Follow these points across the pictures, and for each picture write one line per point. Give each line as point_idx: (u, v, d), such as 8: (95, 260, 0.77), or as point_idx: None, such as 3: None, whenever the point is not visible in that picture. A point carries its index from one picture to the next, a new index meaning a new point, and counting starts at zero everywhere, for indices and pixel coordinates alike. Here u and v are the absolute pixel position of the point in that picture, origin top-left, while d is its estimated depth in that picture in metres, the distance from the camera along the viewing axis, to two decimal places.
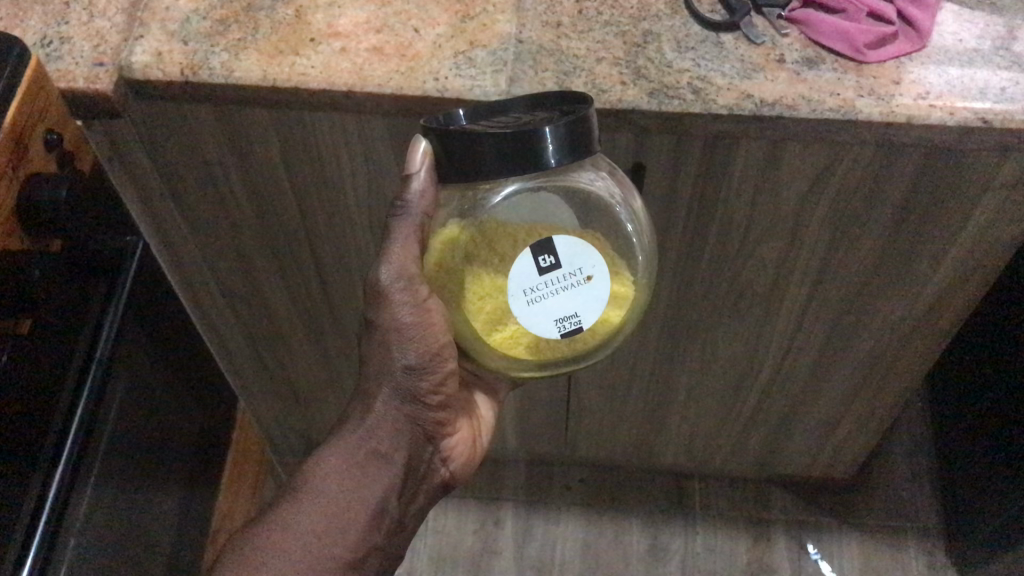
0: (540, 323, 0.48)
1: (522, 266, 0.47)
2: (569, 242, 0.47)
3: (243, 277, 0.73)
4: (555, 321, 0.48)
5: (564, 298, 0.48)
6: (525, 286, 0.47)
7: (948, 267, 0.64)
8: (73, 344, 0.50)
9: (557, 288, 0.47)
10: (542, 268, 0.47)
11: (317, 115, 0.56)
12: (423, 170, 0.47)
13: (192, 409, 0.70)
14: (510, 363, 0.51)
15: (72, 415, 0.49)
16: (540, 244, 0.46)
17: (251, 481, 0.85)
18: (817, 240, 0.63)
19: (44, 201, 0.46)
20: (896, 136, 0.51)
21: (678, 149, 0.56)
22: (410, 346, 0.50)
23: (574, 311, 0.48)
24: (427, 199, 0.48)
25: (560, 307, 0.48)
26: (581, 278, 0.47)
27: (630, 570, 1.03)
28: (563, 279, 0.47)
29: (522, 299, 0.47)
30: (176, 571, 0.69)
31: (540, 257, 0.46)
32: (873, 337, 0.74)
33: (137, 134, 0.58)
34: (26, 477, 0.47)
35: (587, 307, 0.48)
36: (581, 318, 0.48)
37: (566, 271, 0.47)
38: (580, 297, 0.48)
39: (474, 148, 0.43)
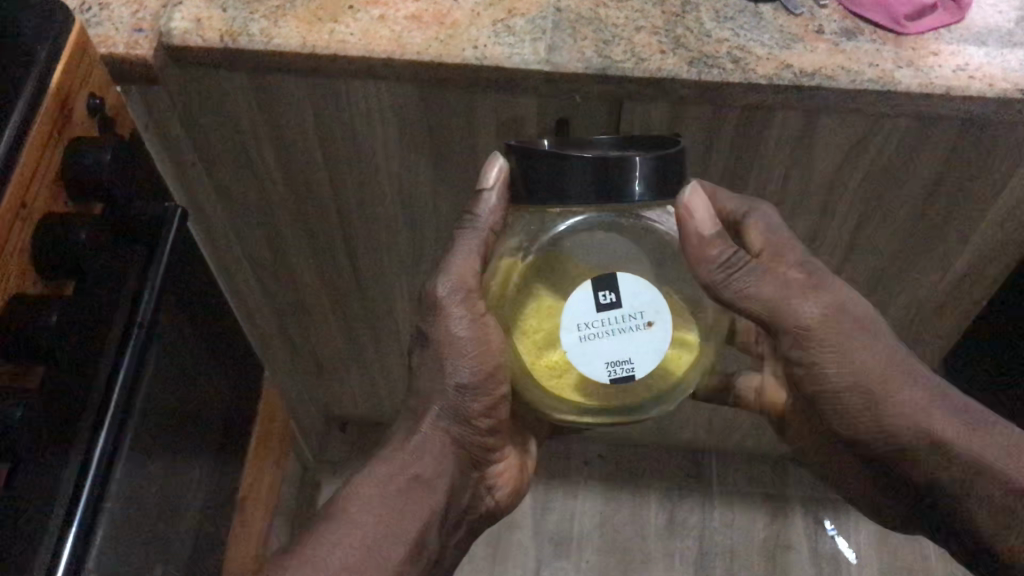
0: (591, 362, 0.50)
1: (583, 301, 0.49)
2: (632, 283, 0.49)
3: (272, 248, 0.73)
4: (606, 363, 0.50)
5: (620, 341, 0.50)
6: (582, 321, 0.49)
7: (977, 246, 0.65)
8: (115, 307, 0.50)
9: (614, 327, 0.49)
10: (601, 304, 0.49)
11: (353, 83, 0.56)
12: (499, 186, 0.52)
13: (222, 379, 0.70)
14: (557, 403, 0.52)
15: (114, 381, 0.50)
16: (602, 279, 0.49)
17: (275, 453, 0.86)
18: (847, 213, 0.64)
19: (85, 167, 0.47)
20: (934, 108, 0.51)
21: (715, 119, 0.56)
22: (465, 364, 0.53)
23: (629, 356, 0.50)
24: (496, 212, 0.53)
25: (613, 349, 0.50)
26: (641, 323, 0.50)
27: (648, 545, 1.04)
28: (621, 320, 0.49)
29: (576, 332, 0.50)
30: (205, 538, 0.70)
31: (600, 291, 0.49)
32: (899, 309, 0.74)
33: (173, 101, 0.58)
34: (72, 438, 0.47)
35: (641, 355, 0.50)
36: (634, 366, 0.50)
37: (626, 311, 0.49)
38: (637, 342, 0.50)
39: (560, 173, 0.47)
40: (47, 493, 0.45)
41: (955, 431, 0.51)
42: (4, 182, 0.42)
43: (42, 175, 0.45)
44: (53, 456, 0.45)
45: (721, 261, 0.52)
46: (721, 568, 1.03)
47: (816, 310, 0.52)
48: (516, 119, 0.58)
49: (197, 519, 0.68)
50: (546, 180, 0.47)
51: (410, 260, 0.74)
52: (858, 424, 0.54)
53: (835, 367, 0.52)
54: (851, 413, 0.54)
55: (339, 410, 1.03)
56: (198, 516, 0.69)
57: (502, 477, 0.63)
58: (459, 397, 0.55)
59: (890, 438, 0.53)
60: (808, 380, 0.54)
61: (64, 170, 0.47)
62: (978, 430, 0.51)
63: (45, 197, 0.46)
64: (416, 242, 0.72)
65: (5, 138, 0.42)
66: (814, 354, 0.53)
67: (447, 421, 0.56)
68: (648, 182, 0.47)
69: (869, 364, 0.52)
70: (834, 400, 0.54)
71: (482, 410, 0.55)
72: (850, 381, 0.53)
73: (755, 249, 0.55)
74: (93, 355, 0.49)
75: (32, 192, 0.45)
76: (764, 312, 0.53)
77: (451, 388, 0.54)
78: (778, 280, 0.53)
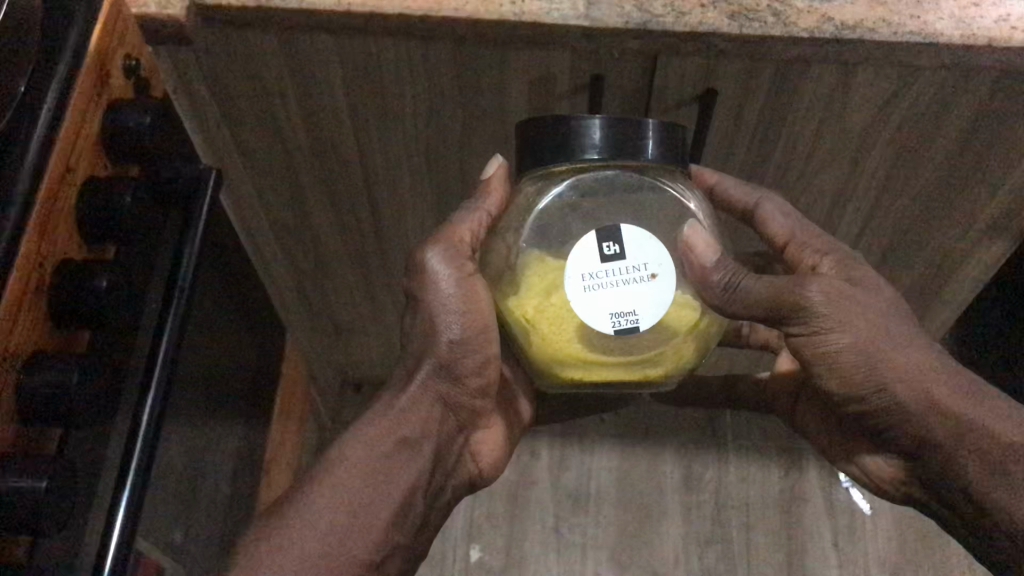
0: (595, 312, 0.50)
1: (588, 252, 0.50)
2: (635, 236, 0.50)
3: (295, 210, 0.73)
4: (610, 313, 0.50)
5: (624, 292, 0.50)
6: (587, 272, 0.50)
7: (1005, 197, 0.65)
8: (148, 285, 0.50)
9: (619, 278, 0.50)
10: (606, 255, 0.50)
11: (384, 43, 0.55)
12: (496, 177, 0.56)
13: (249, 345, 0.71)
14: (563, 359, 0.52)
15: (151, 372, 0.48)
16: (607, 230, 0.50)
17: (296, 416, 0.88)
18: (877, 166, 0.64)
19: (127, 129, 0.46)
20: (975, 58, 0.51)
21: (750, 73, 0.55)
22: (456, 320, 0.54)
23: (633, 308, 0.50)
24: (498, 199, 0.55)
25: (618, 300, 0.50)
26: (646, 275, 0.50)
27: (666, 500, 1.08)
28: (625, 272, 0.50)
29: (580, 282, 0.50)
30: (236, 499, 0.72)
31: (604, 244, 0.50)
32: (926, 255, 0.75)
33: (199, 61, 0.57)
34: (110, 425, 0.47)
35: (645, 307, 0.50)
36: (638, 318, 0.50)
37: (630, 264, 0.50)
38: (641, 294, 0.50)
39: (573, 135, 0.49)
40: (91, 472, 0.46)
41: (948, 391, 0.52)
42: (48, 148, 0.42)
43: (86, 138, 0.45)
44: (92, 442, 0.45)
45: (723, 283, 0.51)
46: (736, 519, 1.07)
47: (817, 294, 0.51)
48: (547, 75, 0.57)
49: (229, 479, 0.70)
50: (557, 138, 0.49)
51: (433, 219, 0.74)
52: (853, 381, 0.54)
53: (834, 334, 0.52)
54: (845, 372, 0.53)
55: (355, 368, 1.03)
56: (232, 475, 0.70)
57: (485, 443, 0.64)
58: (453, 352, 0.55)
59: (882, 390, 0.53)
60: (809, 347, 0.53)
61: (104, 133, 0.46)
62: (969, 393, 0.52)
63: (87, 160, 0.46)
64: (441, 202, 0.72)
65: (46, 103, 0.42)
66: (815, 322, 0.52)
67: (440, 383, 0.57)
68: (660, 141, 0.50)
69: (865, 324, 0.52)
70: (833, 363, 0.53)
71: (474, 368, 0.56)
72: (845, 343, 0.52)
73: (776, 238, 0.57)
74: (129, 333, 0.48)
75: (73, 158, 0.44)
76: (771, 309, 0.52)
77: (441, 345, 0.55)
78: (778, 282, 0.52)
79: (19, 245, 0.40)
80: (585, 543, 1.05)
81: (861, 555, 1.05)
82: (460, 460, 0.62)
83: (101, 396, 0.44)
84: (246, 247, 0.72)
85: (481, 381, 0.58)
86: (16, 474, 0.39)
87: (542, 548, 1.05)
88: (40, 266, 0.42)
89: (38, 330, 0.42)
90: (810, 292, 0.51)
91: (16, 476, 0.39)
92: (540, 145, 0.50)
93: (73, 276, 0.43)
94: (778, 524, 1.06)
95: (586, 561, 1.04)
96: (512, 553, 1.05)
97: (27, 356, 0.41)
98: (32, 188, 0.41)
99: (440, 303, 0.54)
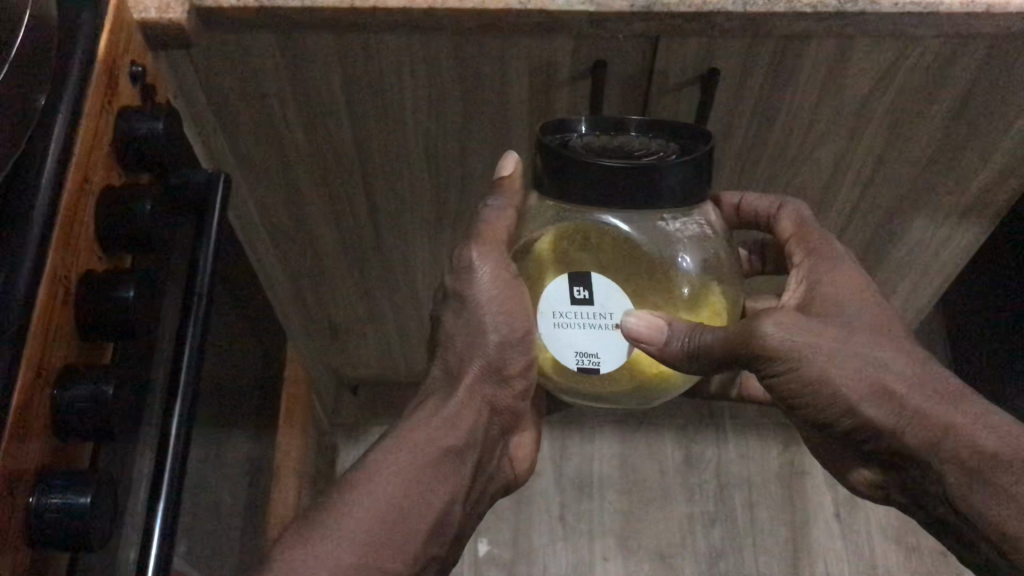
0: (562, 349, 0.54)
1: (561, 293, 0.53)
2: (607, 285, 0.53)
3: (292, 212, 0.73)
4: (575, 352, 0.54)
5: (589, 334, 0.54)
6: (558, 311, 0.54)
7: (997, 162, 0.66)
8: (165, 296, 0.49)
9: (584, 322, 0.53)
10: (575, 298, 0.53)
11: (382, 38, 0.55)
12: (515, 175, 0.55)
13: (253, 351, 0.71)
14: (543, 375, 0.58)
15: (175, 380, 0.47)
16: (578, 274, 0.53)
17: (297, 421, 0.88)
18: (872, 139, 0.65)
19: (139, 136, 0.46)
20: (974, 24, 0.51)
21: (751, 49, 0.56)
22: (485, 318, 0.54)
23: (595, 351, 0.54)
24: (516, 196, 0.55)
25: (583, 341, 0.54)
26: (610, 323, 0.53)
27: (667, 482, 1.11)
28: (590, 317, 0.53)
29: (551, 319, 0.54)
30: (245, 506, 0.72)
31: (575, 288, 0.53)
32: (918, 229, 0.76)
33: (195, 65, 0.57)
34: (136, 439, 0.46)
35: (608, 352, 0.54)
36: (600, 360, 0.54)
37: (597, 310, 0.53)
38: (604, 339, 0.54)
39: (590, 178, 0.48)
40: (124, 485, 0.45)
41: (921, 397, 0.50)
42: (66, 160, 0.42)
43: (101, 146, 0.45)
44: (123, 457, 0.45)
45: (686, 347, 0.52)
46: (740, 498, 1.10)
47: (775, 330, 0.51)
48: (550, 63, 0.57)
49: (240, 485, 0.70)
50: (577, 185, 0.48)
51: (432, 215, 0.74)
52: (815, 404, 0.53)
53: (801, 366, 0.51)
54: (816, 403, 0.53)
55: (352, 369, 1.03)
56: (244, 483, 0.71)
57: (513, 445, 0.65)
58: (501, 353, 0.56)
59: (852, 412, 0.52)
60: (783, 383, 0.53)
61: (118, 142, 0.46)
62: (945, 400, 0.50)
63: (104, 169, 0.45)
64: (439, 197, 0.72)
65: (59, 119, 0.42)
66: (780, 353, 0.51)
67: (483, 385, 0.57)
68: (681, 194, 0.49)
69: (827, 345, 0.51)
70: (802, 386, 0.52)
71: (520, 369, 0.57)
72: (814, 374, 0.51)
73: (786, 235, 0.60)
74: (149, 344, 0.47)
75: (91, 166, 0.44)
76: (732, 348, 0.52)
77: (491, 349, 0.56)
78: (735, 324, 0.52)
79: (45, 263, 0.40)
80: (592, 530, 1.08)
81: (864, 524, 1.08)
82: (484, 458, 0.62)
83: (132, 407, 0.43)
84: (245, 251, 0.72)
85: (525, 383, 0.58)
86: (53, 490, 0.38)
87: (549, 538, 1.08)
88: (65, 278, 0.41)
89: (68, 344, 0.42)
90: (768, 325, 0.51)
91: (57, 493, 0.38)
92: (558, 182, 0.49)
93: (97, 287, 0.42)
94: (780, 500, 1.10)
95: (594, 548, 1.07)
96: (519, 543, 1.07)
97: (58, 370, 0.41)
98: (53, 200, 0.41)
99: (490, 308, 0.54)
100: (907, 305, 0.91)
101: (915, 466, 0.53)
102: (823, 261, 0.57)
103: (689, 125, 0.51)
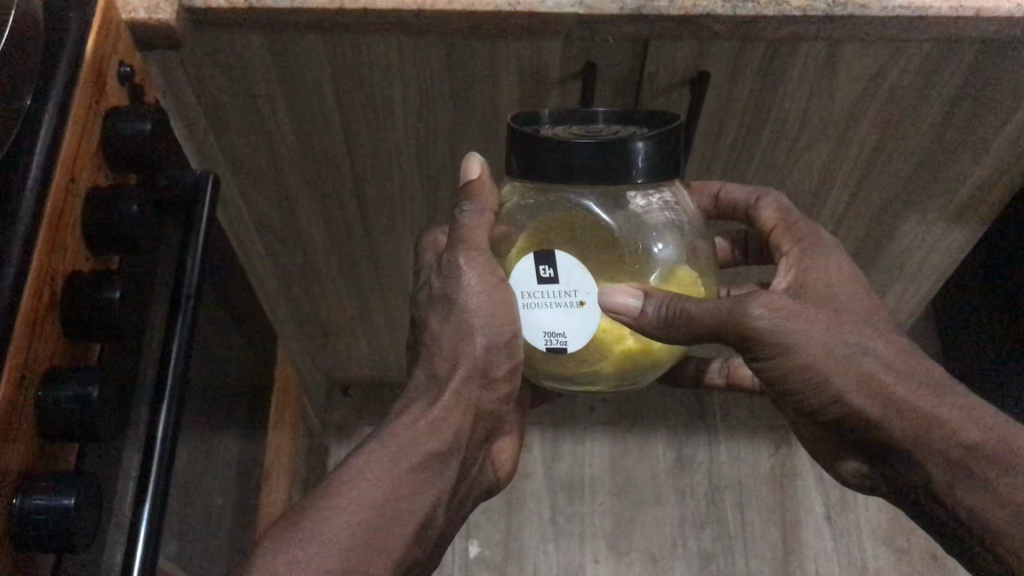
0: (530, 329, 0.53)
1: (527, 272, 0.52)
2: (571, 263, 0.51)
3: (282, 213, 0.73)
4: (541, 332, 0.53)
5: (554, 314, 0.52)
6: (525, 291, 0.53)
7: (987, 166, 0.66)
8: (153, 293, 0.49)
9: (551, 300, 0.52)
10: (540, 277, 0.52)
11: (372, 39, 0.55)
12: (483, 175, 0.56)
13: (242, 352, 0.71)
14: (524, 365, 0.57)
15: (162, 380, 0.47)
16: (543, 254, 0.51)
17: (287, 422, 0.88)
18: (862, 142, 0.65)
19: (126, 136, 0.46)
20: (963, 29, 0.51)
21: (741, 52, 0.56)
22: (472, 321, 0.54)
23: (561, 329, 0.52)
24: (490, 194, 0.55)
25: (548, 321, 0.52)
26: (574, 301, 0.52)
27: (659, 483, 1.11)
28: (555, 295, 0.52)
29: (519, 299, 0.53)
30: (234, 508, 0.71)
31: (540, 267, 0.52)
32: (909, 232, 0.76)
33: (184, 65, 0.56)
34: (122, 440, 0.46)
35: (575, 331, 0.52)
36: (567, 339, 0.52)
37: (562, 288, 0.52)
38: (569, 318, 0.52)
39: (564, 159, 0.48)
40: (109, 487, 0.45)
41: (907, 387, 0.50)
42: (52, 161, 0.41)
43: (87, 145, 0.44)
44: (108, 458, 0.45)
45: (662, 315, 0.50)
46: (731, 500, 1.10)
47: (763, 313, 0.51)
48: (540, 65, 0.57)
49: (229, 487, 0.69)
50: (542, 155, 0.49)
51: (423, 216, 0.74)
52: (808, 394, 0.53)
53: (788, 351, 0.51)
54: (805, 389, 0.53)
55: (343, 368, 1.03)
56: (233, 485, 0.71)
57: (500, 447, 0.65)
58: (488, 355, 0.54)
59: (838, 401, 0.52)
60: (771, 368, 0.53)
61: (105, 140, 0.46)
62: (931, 392, 0.50)
63: (90, 167, 0.45)
64: (430, 198, 0.72)
65: (46, 119, 0.41)
66: (766, 338, 0.51)
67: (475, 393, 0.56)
68: (649, 161, 0.48)
69: (817, 330, 0.51)
70: (790, 373, 0.53)
71: (506, 372, 0.55)
72: (801, 360, 0.52)
73: (768, 225, 0.59)
74: (136, 344, 0.47)
75: (77, 165, 0.43)
76: (718, 328, 0.51)
77: (479, 352, 0.53)
78: (723, 301, 0.52)
79: (30, 261, 0.40)
80: (583, 532, 1.08)
81: (854, 525, 1.09)
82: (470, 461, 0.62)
83: (118, 408, 0.43)
84: (236, 252, 0.72)
85: (509, 386, 0.57)
86: (36, 491, 0.38)
87: (540, 540, 1.08)
88: (50, 280, 0.41)
89: (53, 346, 0.42)
90: (757, 310, 0.51)
91: (40, 494, 0.38)
92: (527, 158, 0.49)
93: (82, 289, 0.42)
94: (772, 501, 1.10)
95: (585, 550, 1.07)
96: (510, 545, 1.07)
97: (43, 373, 0.41)
98: (38, 200, 0.40)
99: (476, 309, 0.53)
100: (898, 307, 0.91)
101: (902, 466, 0.53)
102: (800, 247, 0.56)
103: (660, 112, 0.51)
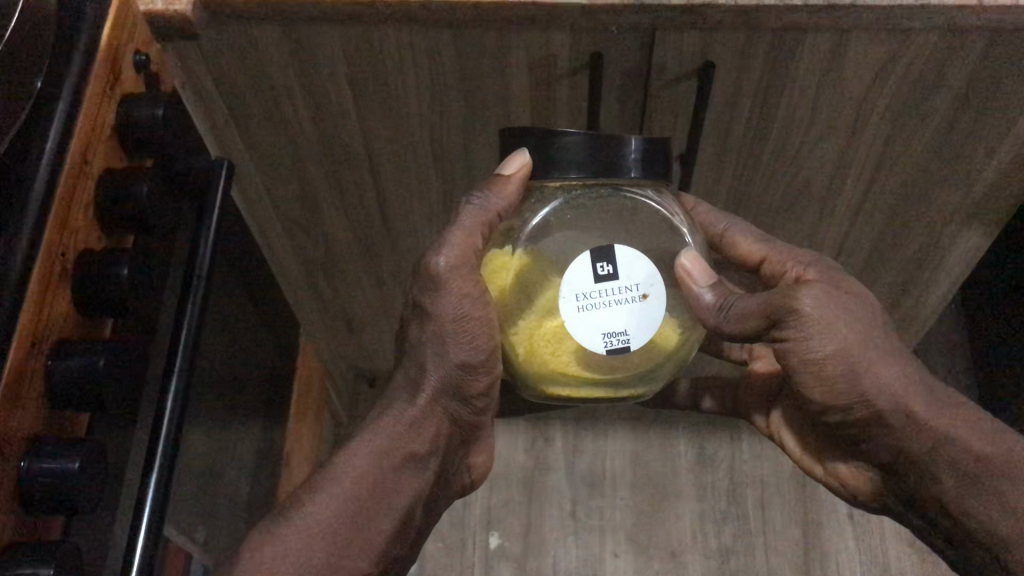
0: (588, 332, 0.52)
1: (582, 273, 0.51)
2: (626, 256, 0.52)
3: (302, 204, 0.74)
4: (602, 334, 0.52)
5: (616, 311, 0.52)
6: (581, 292, 0.51)
7: (1001, 159, 0.66)
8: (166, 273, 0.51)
9: (611, 298, 0.52)
10: (599, 275, 0.51)
11: (384, 31, 0.56)
12: (516, 178, 0.52)
13: (262, 337, 0.73)
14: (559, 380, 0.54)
15: (174, 352, 0.49)
16: (602, 251, 0.51)
17: (308, 410, 0.90)
18: (873, 135, 0.65)
19: (141, 122, 0.48)
20: (967, 19, 0.52)
21: (748, 40, 0.56)
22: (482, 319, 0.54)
23: (624, 328, 0.52)
24: (509, 199, 0.53)
25: (610, 320, 0.52)
26: (637, 295, 0.52)
27: (680, 479, 1.11)
28: (618, 291, 0.52)
29: (573, 302, 0.52)
30: (253, 488, 0.74)
31: (598, 265, 0.51)
32: (925, 229, 0.76)
33: (203, 56, 0.58)
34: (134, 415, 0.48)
35: (637, 328, 0.52)
36: (629, 338, 0.52)
37: (623, 284, 0.52)
38: (632, 315, 0.52)
39: (557, 148, 0.50)
40: (121, 454, 0.47)
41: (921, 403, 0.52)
42: (63, 145, 0.43)
43: (101, 129, 0.46)
44: (117, 430, 0.47)
45: (717, 305, 0.53)
46: (752, 497, 1.10)
47: (810, 302, 0.51)
48: (549, 56, 0.58)
49: (248, 467, 0.71)
50: (540, 149, 0.51)
51: (439, 209, 0.75)
52: (833, 388, 0.53)
53: (822, 341, 0.51)
54: (829, 379, 0.53)
55: (368, 358, 1.05)
56: (252, 468, 0.73)
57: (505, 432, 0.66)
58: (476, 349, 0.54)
59: (864, 400, 0.53)
60: (793, 352, 0.53)
61: (121, 128, 0.48)
62: (943, 405, 0.52)
63: (105, 151, 0.47)
64: (446, 191, 0.73)
65: (60, 105, 0.44)
66: (804, 327, 0.51)
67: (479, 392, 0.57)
68: (642, 159, 0.50)
69: (856, 331, 0.52)
70: (817, 367, 0.53)
71: (480, 389, 0.57)
72: (832, 349, 0.52)
73: (751, 256, 0.61)
74: (148, 322, 0.49)
75: (91, 150, 0.45)
76: (765, 319, 0.53)
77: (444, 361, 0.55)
78: (774, 294, 0.53)
79: (39, 243, 0.41)
80: (603, 527, 1.09)
81: (878, 527, 1.08)
82: (473, 445, 0.64)
83: (126, 383, 0.45)
84: (257, 241, 0.74)
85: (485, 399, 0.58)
86: (49, 455, 0.40)
87: (560, 532, 1.08)
88: (61, 256, 0.43)
89: (66, 318, 0.44)
90: (804, 300, 0.51)
91: (48, 458, 0.40)
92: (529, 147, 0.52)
93: (92, 267, 0.44)
94: (795, 500, 1.10)
95: (604, 544, 1.08)
96: (530, 537, 1.09)
97: (54, 344, 0.42)
98: (51, 181, 0.42)
99: (453, 325, 0.53)
100: (921, 305, 0.91)
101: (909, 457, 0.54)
102: (815, 267, 0.55)
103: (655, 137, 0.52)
